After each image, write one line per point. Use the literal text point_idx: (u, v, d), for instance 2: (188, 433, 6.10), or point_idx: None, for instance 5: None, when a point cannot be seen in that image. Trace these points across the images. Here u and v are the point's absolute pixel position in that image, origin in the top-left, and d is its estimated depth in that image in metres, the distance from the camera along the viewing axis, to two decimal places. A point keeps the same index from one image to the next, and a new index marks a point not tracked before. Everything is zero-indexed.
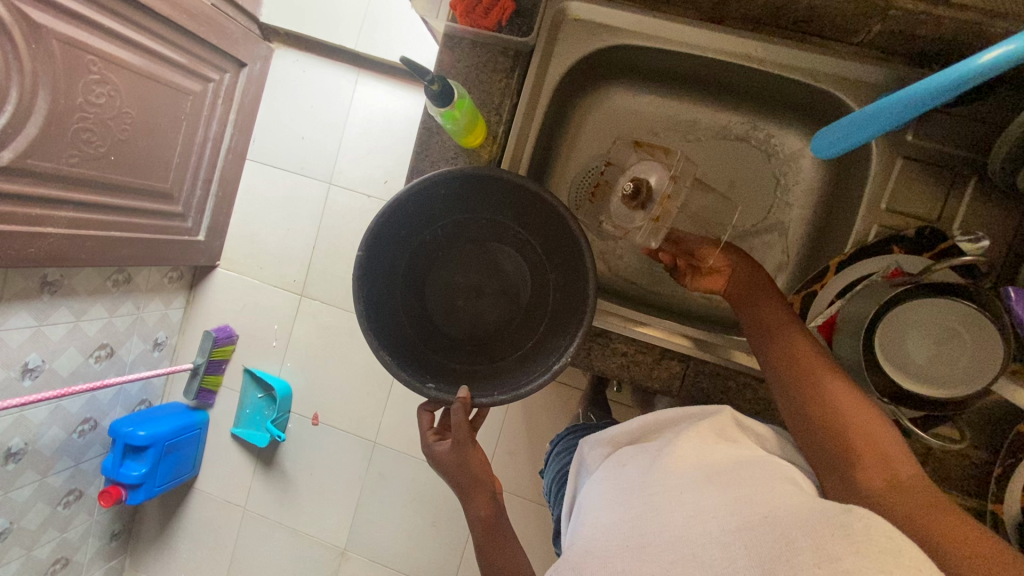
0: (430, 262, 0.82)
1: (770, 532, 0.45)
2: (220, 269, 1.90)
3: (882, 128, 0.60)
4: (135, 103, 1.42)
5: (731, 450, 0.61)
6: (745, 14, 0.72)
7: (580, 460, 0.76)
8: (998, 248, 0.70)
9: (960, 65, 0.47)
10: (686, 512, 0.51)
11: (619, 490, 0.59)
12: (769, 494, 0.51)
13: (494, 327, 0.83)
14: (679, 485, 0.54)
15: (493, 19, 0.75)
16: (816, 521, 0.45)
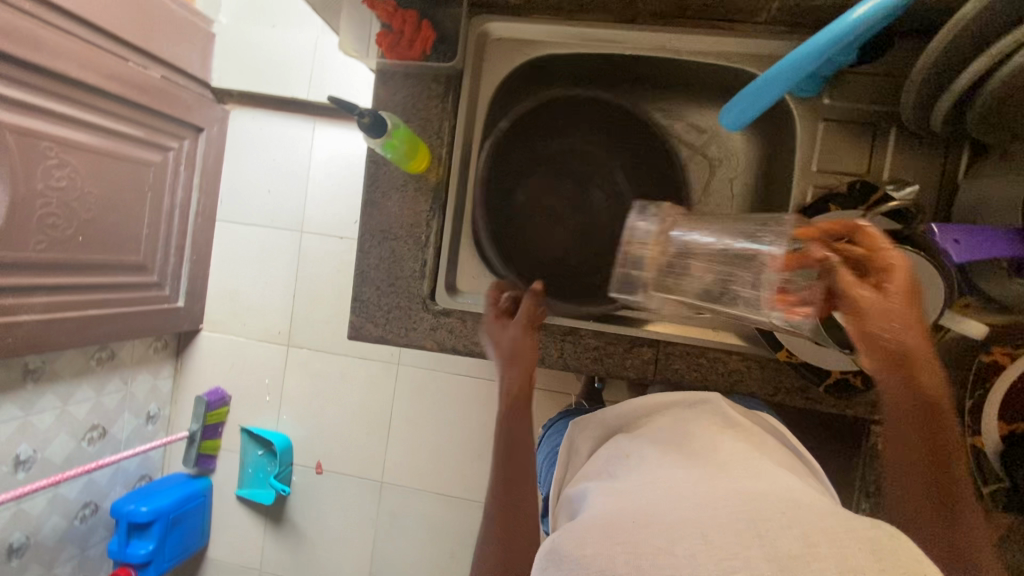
0: (530, 172, 0.91)
1: (790, 528, 0.46)
2: (203, 332, 1.91)
3: (782, 88, 0.62)
4: (97, 181, 1.44)
5: (737, 445, 0.63)
6: (653, 11, 0.76)
7: (569, 442, 0.79)
8: (928, 191, 0.73)
9: (839, 23, 0.53)
10: (697, 502, 0.51)
11: (625, 477, 0.61)
12: (782, 494, 0.52)
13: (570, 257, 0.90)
14: (693, 480, 0.55)
15: (418, 49, 0.79)
16: (841, 534, 0.45)
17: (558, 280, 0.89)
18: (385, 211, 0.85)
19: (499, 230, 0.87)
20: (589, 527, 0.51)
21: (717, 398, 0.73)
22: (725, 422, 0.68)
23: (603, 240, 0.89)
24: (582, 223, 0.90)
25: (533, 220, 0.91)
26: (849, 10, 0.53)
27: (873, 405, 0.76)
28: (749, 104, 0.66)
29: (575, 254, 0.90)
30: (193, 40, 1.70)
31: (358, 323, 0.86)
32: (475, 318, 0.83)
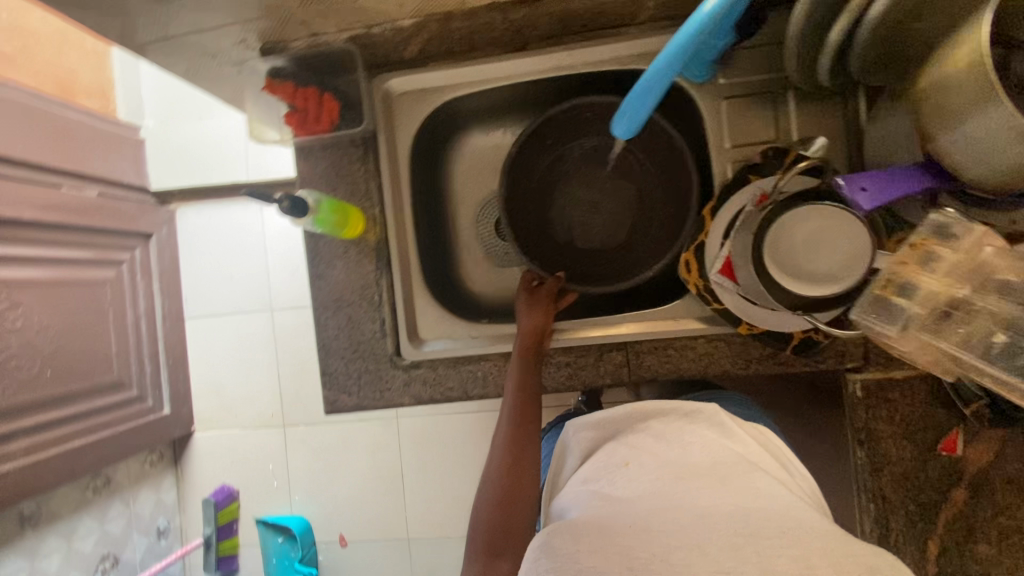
0: (557, 173, 0.92)
1: (790, 547, 0.45)
2: (197, 433, 1.88)
3: (660, 89, 0.60)
4: (54, 312, 1.43)
5: (737, 460, 0.62)
6: (541, 33, 0.79)
7: (563, 442, 0.78)
8: (838, 140, 0.76)
9: (694, 17, 0.52)
10: (697, 517, 0.51)
11: (623, 493, 0.59)
12: (777, 511, 0.52)
13: (616, 239, 0.91)
14: (693, 494, 0.55)
15: (325, 121, 0.81)
16: (843, 552, 0.44)
17: (600, 270, 0.91)
18: (333, 281, 0.85)
19: (534, 238, 0.91)
20: (582, 530, 0.51)
21: (714, 406, 0.71)
22: (724, 435, 0.67)
23: (631, 215, 0.91)
24: (620, 203, 0.91)
25: (571, 214, 0.92)
26: (700, 4, 0.52)
27: (842, 352, 0.77)
28: (636, 107, 0.63)
29: (626, 236, 0.90)
30: (122, 149, 1.70)
31: (332, 396, 0.86)
32: (446, 363, 0.84)
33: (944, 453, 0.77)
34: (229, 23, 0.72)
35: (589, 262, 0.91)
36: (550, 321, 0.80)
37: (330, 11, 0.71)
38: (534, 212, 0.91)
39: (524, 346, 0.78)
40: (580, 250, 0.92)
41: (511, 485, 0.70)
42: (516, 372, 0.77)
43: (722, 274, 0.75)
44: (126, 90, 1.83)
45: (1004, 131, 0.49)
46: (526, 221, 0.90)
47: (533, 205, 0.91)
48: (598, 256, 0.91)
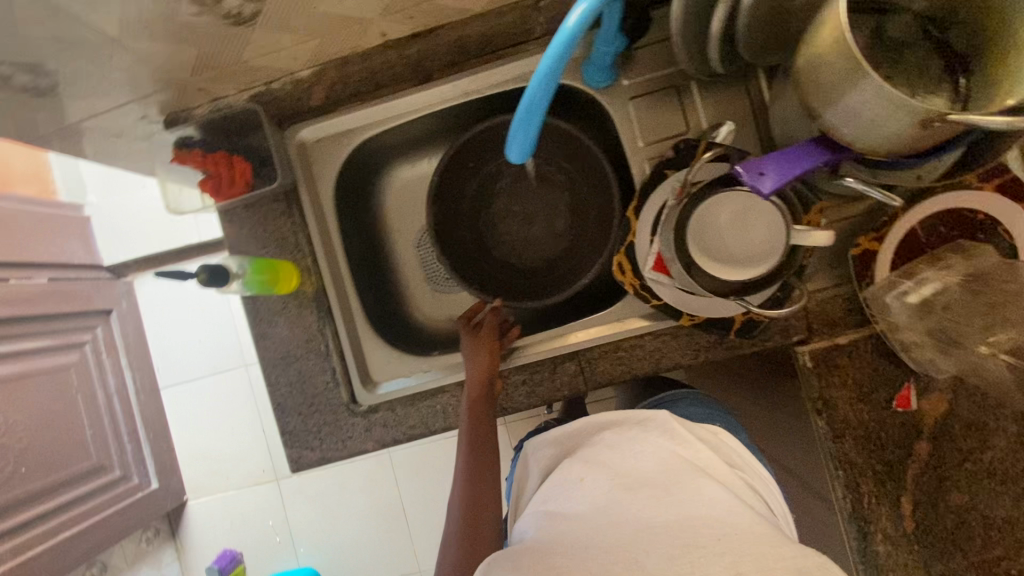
0: (486, 193, 0.92)
1: (718, 561, 0.50)
2: (191, 502, 1.85)
3: (544, 108, 0.59)
4: (19, 406, 1.36)
5: (683, 464, 0.65)
6: (443, 62, 0.80)
7: (524, 459, 0.82)
8: (747, 121, 0.77)
9: (559, 33, 0.51)
10: (639, 532, 0.56)
11: (574, 509, 0.63)
12: (713, 520, 0.56)
13: (556, 248, 0.91)
14: (638, 505, 0.59)
15: (239, 184, 0.80)
16: (771, 557, 0.50)
17: (545, 281, 0.91)
18: (278, 338, 0.84)
19: (474, 262, 0.91)
20: (529, 556, 0.56)
21: (667, 414, 0.72)
22: (673, 440, 0.68)
23: (567, 222, 0.91)
24: (553, 212, 0.91)
25: (508, 230, 0.92)
26: (563, 19, 0.51)
27: (786, 328, 0.78)
28: (528, 130, 0.61)
29: (566, 243, 0.90)
30: (68, 230, 1.67)
31: (295, 454, 0.85)
32: (403, 403, 0.83)
33: (900, 410, 0.77)
34: (125, 102, 0.72)
35: (530, 279, 0.91)
36: (497, 361, 0.81)
37: (226, 75, 0.72)
38: (469, 237, 0.92)
39: (475, 393, 0.79)
40: (520, 268, 0.92)
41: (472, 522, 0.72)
42: (469, 416, 0.79)
43: (656, 270, 0.76)
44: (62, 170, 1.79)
45: (877, 101, 0.50)
46: (464, 245, 0.91)
47: (467, 230, 0.92)
48: (537, 270, 0.91)
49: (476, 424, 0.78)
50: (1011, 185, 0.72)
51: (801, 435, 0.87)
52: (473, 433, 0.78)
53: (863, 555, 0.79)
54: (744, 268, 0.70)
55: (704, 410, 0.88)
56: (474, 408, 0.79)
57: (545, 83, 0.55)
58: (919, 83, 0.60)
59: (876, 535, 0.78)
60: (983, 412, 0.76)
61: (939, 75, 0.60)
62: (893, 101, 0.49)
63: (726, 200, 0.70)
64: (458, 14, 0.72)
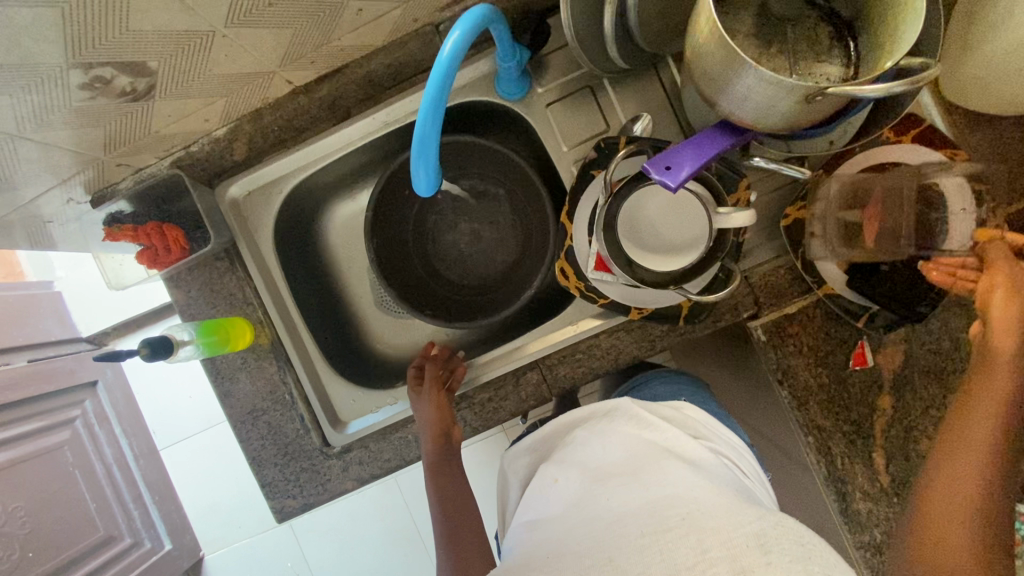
0: (427, 218, 0.93)
1: (686, 538, 0.47)
2: (206, 555, 1.85)
3: (438, 140, 0.60)
4: (18, 491, 1.32)
5: (650, 448, 0.63)
6: (357, 97, 0.81)
7: (503, 474, 0.81)
8: (663, 110, 0.77)
9: (438, 63, 0.53)
10: (609, 525, 0.53)
11: (550, 513, 0.61)
12: (682, 490, 0.54)
13: (504, 259, 0.92)
14: (609, 495, 0.57)
15: (176, 249, 0.81)
16: (728, 527, 0.48)
17: (497, 294, 0.92)
18: (243, 394, 0.85)
19: (428, 286, 0.93)
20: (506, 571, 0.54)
21: (628, 399, 0.72)
22: (640, 425, 0.67)
23: (511, 232, 0.91)
24: (495, 225, 0.92)
25: (456, 250, 0.93)
26: (439, 49, 0.53)
27: (734, 305, 0.79)
28: (427, 164, 0.62)
29: (513, 252, 0.91)
30: (43, 309, 1.65)
31: (278, 505, 0.85)
32: (374, 438, 0.84)
33: (858, 368, 0.78)
34: (49, 188, 0.72)
35: (483, 294, 0.92)
36: (448, 415, 0.81)
37: (143, 146, 0.73)
38: (416, 262, 0.93)
39: (432, 452, 0.80)
40: (471, 284, 0.93)
41: (456, 556, 0.75)
42: (432, 470, 0.81)
43: (599, 269, 0.76)
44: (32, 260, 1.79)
45: (760, 85, 0.51)
46: (415, 272, 0.92)
47: (413, 256, 0.93)
48: (489, 285, 0.92)
49: (441, 472, 0.81)
50: (926, 134, 0.73)
51: (769, 406, 0.88)
52: (440, 475, 0.82)
53: (846, 517, 0.79)
54: (676, 258, 0.71)
55: (670, 386, 0.89)
56: (434, 463, 0.81)
57: (433, 115, 0.57)
58: (810, 52, 0.61)
59: (855, 495, 0.79)
60: (937, 356, 0.76)
61: (830, 40, 0.60)
62: (774, 83, 0.50)
63: (651, 193, 0.72)
64: (359, 51, 0.73)
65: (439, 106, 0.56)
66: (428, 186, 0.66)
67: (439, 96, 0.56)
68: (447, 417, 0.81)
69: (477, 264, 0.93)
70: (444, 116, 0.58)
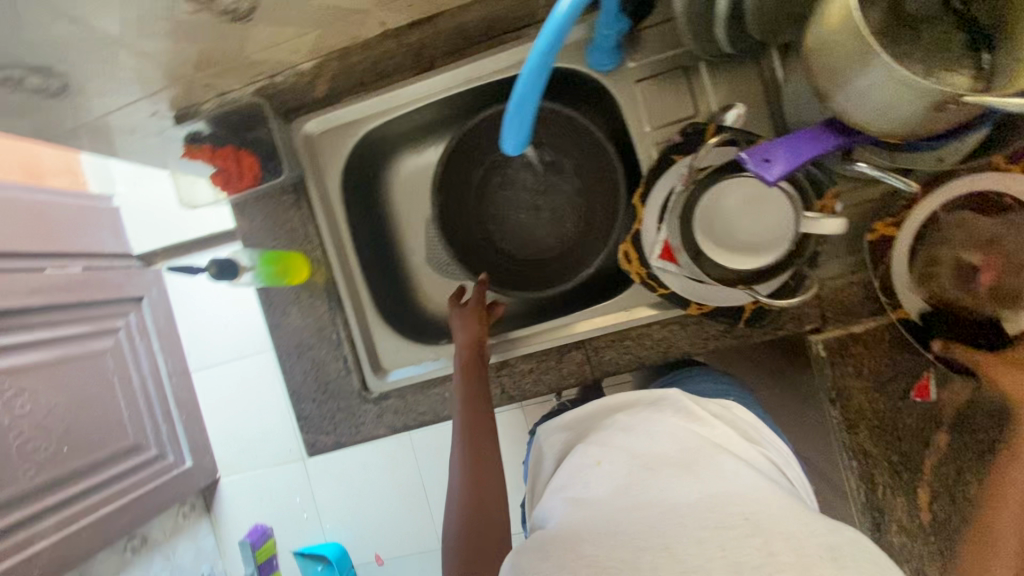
0: (490, 184, 0.92)
1: (751, 539, 0.45)
2: (223, 479, 1.86)
3: (537, 101, 0.59)
4: (62, 391, 1.40)
5: (701, 442, 0.61)
6: (444, 49, 0.79)
7: (538, 446, 0.81)
8: (759, 104, 0.74)
9: (551, 19, 0.51)
10: (663, 511, 0.51)
11: (593, 490, 0.58)
12: (741, 491, 0.52)
13: (563, 239, 0.91)
14: (658, 480, 0.55)
15: (249, 177, 0.83)
16: (800, 533, 0.46)
17: (551, 270, 0.91)
18: (291, 328, 0.87)
19: (482, 252, 0.92)
20: (552, 540, 0.51)
21: (677, 393, 0.71)
22: (687, 418, 0.66)
23: (575, 212, 0.90)
24: (558, 200, 0.91)
25: (517, 221, 0.92)
26: (554, 6, 0.50)
27: (799, 317, 0.75)
28: (519, 123, 0.61)
29: (573, 232, 0.90)
30: (99, 220, 1.67)
31: (311, 439, 0.87)
32: (412, 390, 0.85)
33: (918, 400, 0.75)
34: (136, 100, 0.73)
35: (533, 268, 0.92)
36: (484, 332, 0.81)
37: (232, 69, 0.72)
38: (473, 227, 0.92)
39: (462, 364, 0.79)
40: (522, 257, 0.92)
41: (473, 516, 0.68)
42: (462, 415, 0.76)
43: (663, 259, 0.74)
44: (94, 168, 1.79)
45: (886, 83, 0.48)
46: (471, 236, 0.92)
47: (471, 219, 0.92)
48: (541, 261, 0.91)
49: (470, 401, 0.76)
50: None
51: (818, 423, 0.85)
52: (468, 415, 0.76)
53: None
54: (753, 256, 0.67)
55: (717, 385, 0.87)
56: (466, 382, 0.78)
57: (536, 73, 0.55)
58: (941, 58, 0.56)
59: (891, 526, 0.79)
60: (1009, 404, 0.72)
61: (964, 49, 0.56)
62: (902, 81, 0.47)
63: (734, 185, 0.67)
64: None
65: (544, 65, 0.54)
66: (518, 144, 0.66)
67: (547, 54, 0.54)
68: (484, 333, 0.81)
69: (535, 237, 0.92)
70: (547, 79, 0.57)
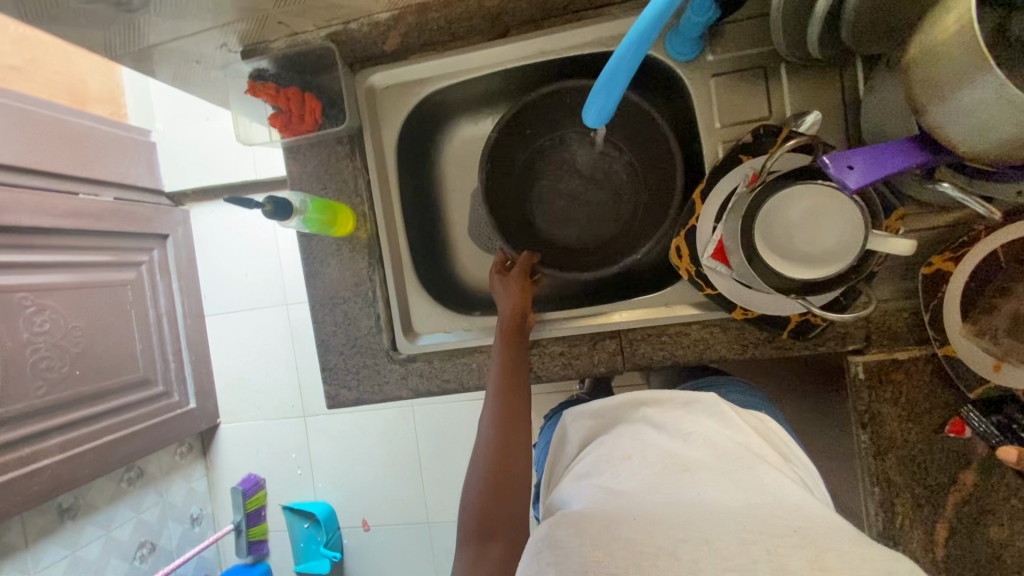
0: (533, 166, 0.93)
1: (800, 548, 0.44)
2: (223, 425, 1.85)
3: (626, 78, 0.61)
4: (81, 315, 1.41)
5: (739, 450, 0.61)
6: (521, 18, 0.78)
7: (562, 429, 0.81)
8: (835, 115, 0.73)
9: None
10: (702, 513, 0.51)
11: (623, 480, 0.59)
12: (784, 505, 0.52)
13: (597, 231, 0.92)
14: (695, 484, 0.55)
15: (309, 121, 0.82)
16: (851, 550, 0.45)
17: (582, 259, 0.92)
18: (328, 279, 0.87)
19: (517, 232, 0.91)
20: (586, 523, 0.51)
21: (713, 396, 0.71)
22: (723, 424, 0.66)
23: (613, 206, 0.91)
24: (599, 192, 0.92)
25: (554, 207, 0.93)
26: None
27: (842, 335, 0.75)
28: (606, 98, 0.64)
29: (610, 225, 0.91)
30: (135, 154, 1.64)
31: (333, 391, 0.87)
32: (440, 356, 0.85)
33: (952, 436, 0.74)
34: (208, 28, 0.73)
35: (568, 255, 0.92)
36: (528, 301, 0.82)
37: (308, 9, 0.71)
38: (512, 207, 0.91)
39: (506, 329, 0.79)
40: (559, 242, 0.92)
41: (494, 488, 0.67)
42: (501, 379, 0.75)
43: (715, 259, 0.74)
44: (134, 91, 1.73)
45: (994, 102, 0.47)
46: (509, 215, 0.90)
47: (511, 198, 0.91)
48: (575, 251, 0.92)
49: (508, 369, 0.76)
50: None
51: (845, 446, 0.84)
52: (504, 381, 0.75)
53: None
54: (811, 269, 0.65)
55: (746, 395, 0.85)
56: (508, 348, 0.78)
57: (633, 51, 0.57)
58: None
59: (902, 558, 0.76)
60: None
61: None
62: (1013, 104, 0.46)
63: (795, 194, 0.65)
64: None
65: (645, 41, 0.56)
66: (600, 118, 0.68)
67: (649, 30, 0.55)
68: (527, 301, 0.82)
69: (570, 225, 0.92)
70: (641, 57, 0.59)
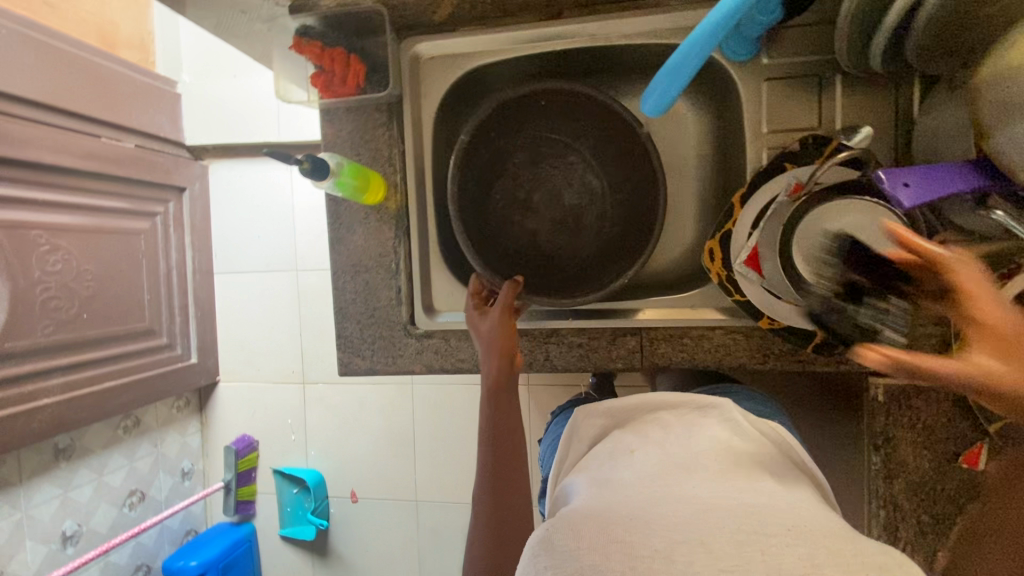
0: (497, 172, 0.90)
1: (792, 550, 0.44)
2: (221, 385, 1.84)
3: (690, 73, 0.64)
4: (92, 258, 1.40)
5: (744, 456, 0.60)
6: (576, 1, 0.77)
7: (571, 429, 0.78)
8: (885, 132, 0.72)
9: None
10: (697, 509, 0.50)
11: (625, 477, 0.59)
12: (787, 510, 0.51)
13: (556, 245, 0.90)
14: (693, 484, 0.55)
15: (352, 83, 0.82)
16: (851, 556, 0.43)
17: (539, 270, 0.90)
18: (352, 246, 0.86)
19: (479, 241, 0.86)
20: (582, 520, 0.51)
21: (728, 403, 0.69)
22: (733, 429, 0.65)
23: (573, 219, 0.90)
24: (560, 204, 0.90)
25: (512, 217, 0.90)
26: None
27: None
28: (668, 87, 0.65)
29: (569, 238, 0.90)
30: (159, 103, 1.62)
31: (345, 358, 0.87)
32: (458, 335, 0.84)
33: (966, 466, 0.73)
34: None
35: (541, 272, 0.90)
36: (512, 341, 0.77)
37: None
38: (474, 215, 0.87)
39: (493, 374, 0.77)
40: (530, 259, 0.90)
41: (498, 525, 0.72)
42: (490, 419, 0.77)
43: (747, 266, 0.73)
44: (163, 39, 1.70)
45: None
46: (473, 223, 0.85)
47: (473, 204, 0.87)
48: (538, 261, 0.90)
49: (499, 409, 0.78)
50: None
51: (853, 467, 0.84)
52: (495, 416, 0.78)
53: None
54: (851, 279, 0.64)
55: (759, 405, 0.85)
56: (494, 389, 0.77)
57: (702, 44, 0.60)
58: None
59: None
60: None
61: None
62: None
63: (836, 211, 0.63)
64: None
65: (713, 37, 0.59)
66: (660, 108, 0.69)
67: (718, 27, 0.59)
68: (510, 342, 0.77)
69: (527, 237, 0.91)
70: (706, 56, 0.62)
